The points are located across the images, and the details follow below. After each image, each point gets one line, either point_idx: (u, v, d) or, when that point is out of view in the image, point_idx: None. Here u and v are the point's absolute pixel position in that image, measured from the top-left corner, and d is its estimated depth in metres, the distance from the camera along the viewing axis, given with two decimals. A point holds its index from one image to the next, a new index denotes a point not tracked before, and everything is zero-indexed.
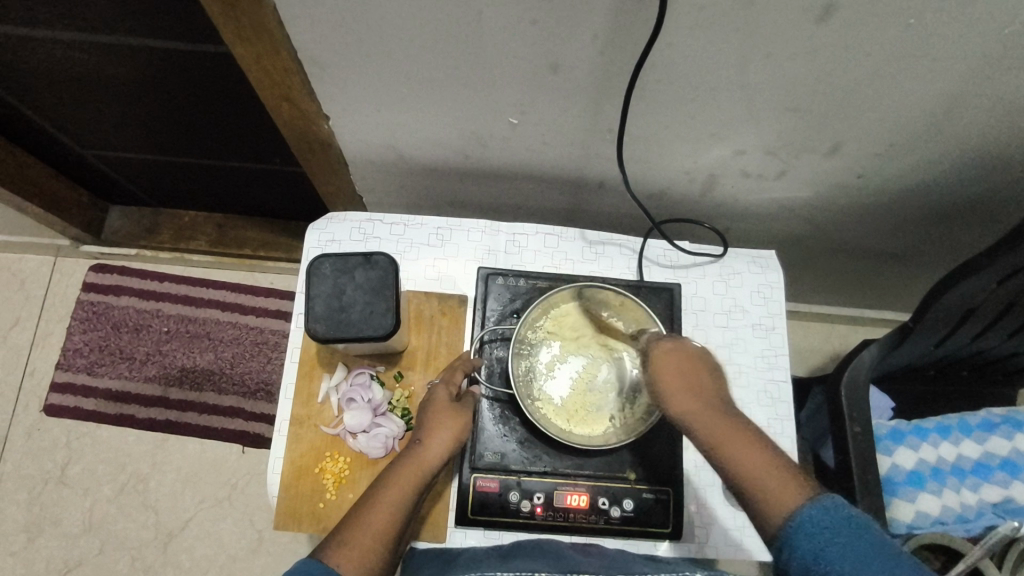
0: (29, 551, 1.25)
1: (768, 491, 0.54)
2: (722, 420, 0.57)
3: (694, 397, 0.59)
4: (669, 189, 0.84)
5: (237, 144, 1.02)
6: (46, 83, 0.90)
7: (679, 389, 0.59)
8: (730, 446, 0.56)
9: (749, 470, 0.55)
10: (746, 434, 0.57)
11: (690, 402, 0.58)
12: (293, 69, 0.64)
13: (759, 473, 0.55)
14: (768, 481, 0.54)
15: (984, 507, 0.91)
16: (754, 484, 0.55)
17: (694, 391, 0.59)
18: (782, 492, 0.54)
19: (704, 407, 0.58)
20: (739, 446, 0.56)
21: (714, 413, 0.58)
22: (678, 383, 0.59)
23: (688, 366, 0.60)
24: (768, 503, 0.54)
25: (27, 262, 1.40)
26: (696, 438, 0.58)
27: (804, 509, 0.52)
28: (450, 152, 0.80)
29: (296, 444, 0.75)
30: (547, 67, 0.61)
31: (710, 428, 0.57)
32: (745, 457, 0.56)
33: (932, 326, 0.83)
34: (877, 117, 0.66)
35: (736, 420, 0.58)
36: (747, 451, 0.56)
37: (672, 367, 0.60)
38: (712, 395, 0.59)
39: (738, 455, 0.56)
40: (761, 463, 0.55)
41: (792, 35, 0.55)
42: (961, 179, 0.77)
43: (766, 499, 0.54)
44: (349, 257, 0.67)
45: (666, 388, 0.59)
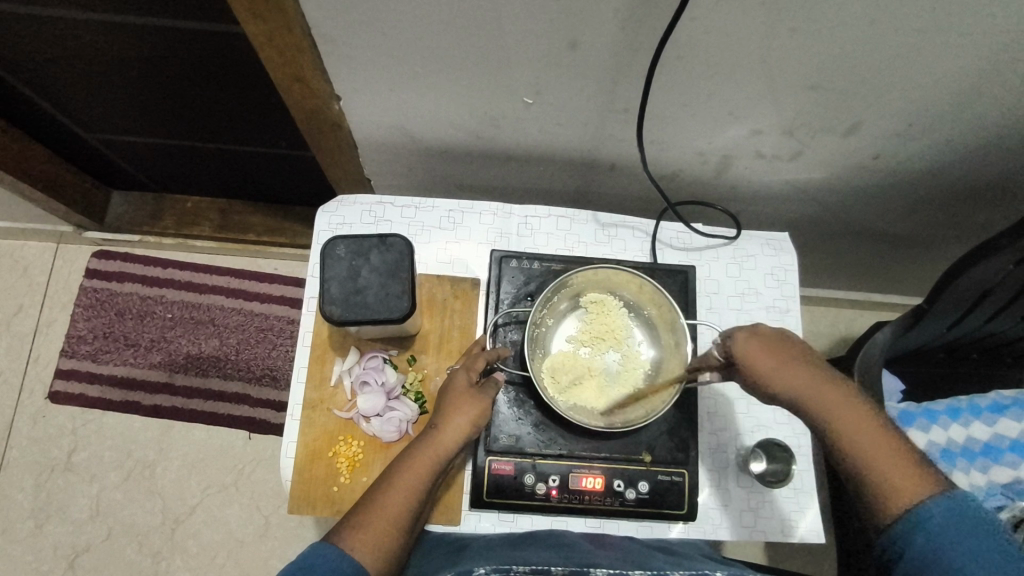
0: (36, 537, 1.25)
1: (891, 476, 0.55)
2: (849, 404, 0.59)
3: (816, 380, 0.60)
4: (682, 170, 0.83)
5: (242, 125, 1.00)
6: (51, 65, 0.89)
7: (799, 371, 0.61)
8: (850, 429, 0.58)
9: (873, 453, 0.57)
10: (871, 421, 0.58)
11: (815, 386, 0.60)
12: (307, 47, 0.63)
13: (884, 459, 0.56)
14: (898, 469, 0.55)
15: (993, 488, 0.91)
16: (875, 469, 0.56)
17: (820, 375, 0.61)
18: (907, 480, 0.55)
19: (828, 390, 0.60)
20: (858, 427, 0.58)
21: (841, 397, 0.60)
22: (792, 365, 0.61)
23: (785, 353, 0.62)
24: (887, 490, 0.55)
25: (29, 248, 1.38)
26: (812, 420, 0.60)
27: (930, 501, 0.53)
28: (462, 134, 0.79)
29: (309, 428, 0.75)
30: (566, 44, 0.60)
31: (833, 413, 0.59)
32: (869, 442, 0.57)
33: (945, 308, 0.83)
34: (898, 94, 0.65)
35: (864, 406, 0.59)
36: (870, 438, 0.58)
37: (763, 352, 0.61)
38: (839, 380, 0.61)
39: (866, 441, 0.57)
40: (886, 452, 0.57)
41: (817, 9, 0.54)
42: (979, 159, 0.76)
43: (888, 485, 0.55)
44: (364, 239, 0.66)
45: (769, 370, 0.61)
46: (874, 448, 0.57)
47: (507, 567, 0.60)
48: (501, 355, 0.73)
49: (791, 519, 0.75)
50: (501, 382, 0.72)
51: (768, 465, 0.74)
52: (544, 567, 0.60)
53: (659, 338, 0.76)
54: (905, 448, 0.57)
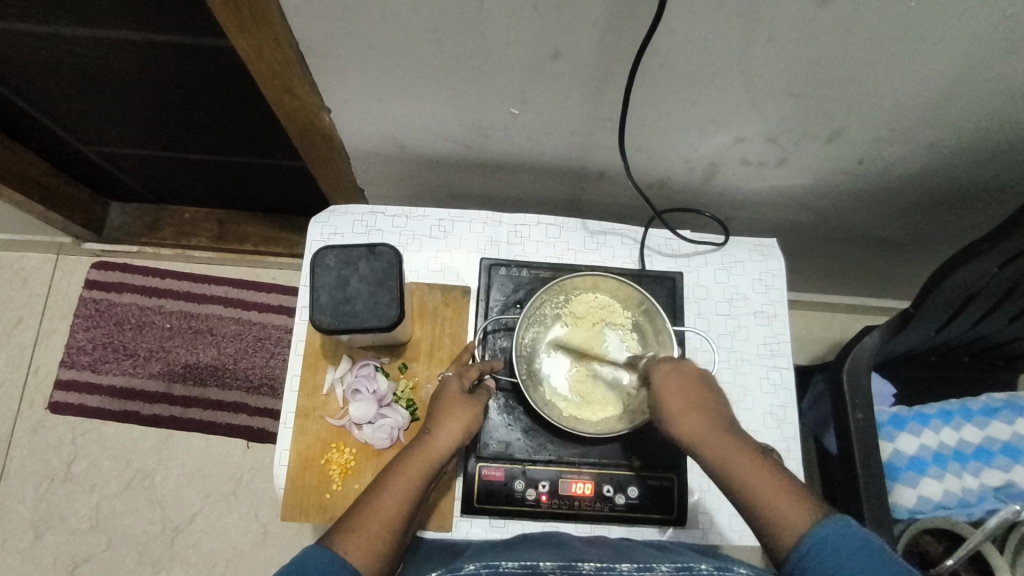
0: (36, 547, 1.26)
1: (777, 512, 0.56)
2: (736, 448, 0.60)
3: (704, 423, 0.61)
4: (670, 177, 0.84)
5: (237, 137, 1.02)
6: (48, 80, 0.91)
7: (694, 416, 0.62)
8: (738, 470, 0.59)
9: (758, 487, 0.57)
10: (763, 467, 0.58)
11: (705, 434, 0.61)
12: (295, 61, 0.64)
13: (768, 494, 0.57)
14: (781, 503, 0.56)
15: (985, 492, 0.92)
16: (765, 510, 0.56)
17: (709, 417, 0.62)
18: (790, 513, 0.55)
19: (718, 435, 0.61)
20: (745, 467, 0.59)
21: (723, 437, 0.61)
22: (685, 407, 0.62)
23: (689, 394, 0.63)
24: (778, 527, 0.55)
25: (29, 260, 1.40)
26: (707, 463, 0.61)
27: (816, 530, 0.53)
28: (451, 144, 0.81)
29: (302, 436, 0.76)
30: (549, 55, 0.61)
31: (722, 456, 0.60)
32: (753, 479, 0.58)
33: (933, 311, 0.83)
34: (877, 101, 0.66)
35: (747, 445, 0.60)
36: (755, 476, 0.58)
37: (674, 390, 0.63)
38: (726, 421, 0.62)
39: (750, 481, 0.58)
40: (770, 487, 0.57)
41: (792, 19, 0.55)
42: (961, 163, 0.77)
43: (778, 528, 0.55)
44: (353, 248, 0.67)
45: (673, 411, 0.62)
46: (759, 489, 0.57)
47: (496, 564, 0.61)
48: (493, 368, 0.74)
49: None
50: (491, 389, 0.74)
51: None
52: (533, 563, 0.61)
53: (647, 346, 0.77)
54: (789, 487, 0.57)
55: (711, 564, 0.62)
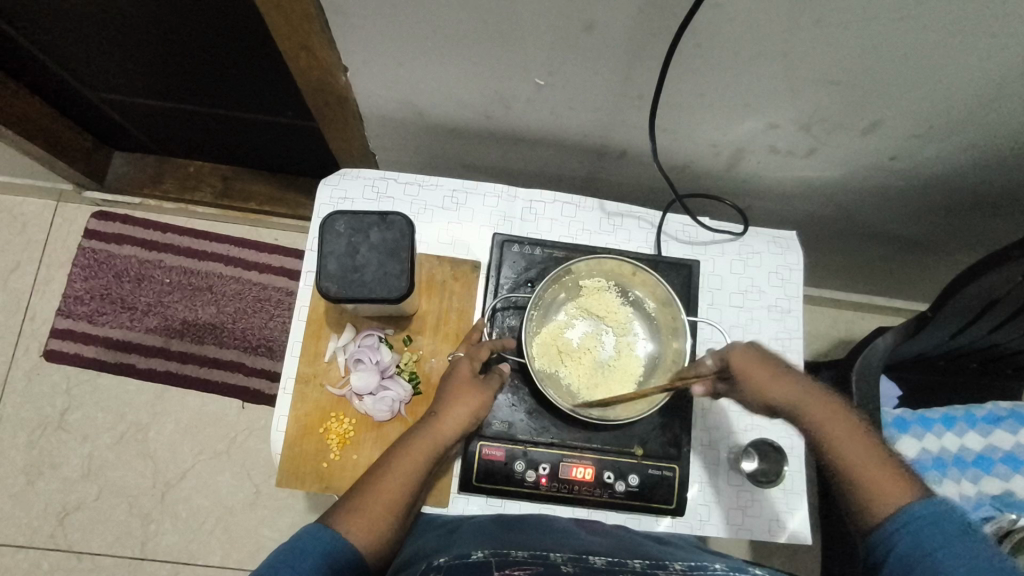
0: (28, 493, 1.26)
1: (877, 484, 0.57)
2: (833, 416, 0.62)
3: (805, 389, 0.63)
4: (693, 161, 0.81)
5: (248, 91, 0.98)
6: (53, 18, 0.87)
7: (790, 386, 0.63)
8: (836, 439, 0.61)
9: (859, 461, 0.59)
10: (864, 438, 0.61)
11: (801, 401, 0.62)
12: (314, 15, 0.61)
13: (864, 463, 0.59)
14: (878, 475, 0.58)
15: (983, 499, 0.90)
16: (862, 480, 0.58)
17: (808, 387, 0.63)
18: (889, 485, 0.57)
19: (815, 403, 0.62)
20: (845, 437, 0.61)
21: (825, 411, 0.62)
22: (785, 378, 0.63)
23: (780, 365, 0.64)
24: (873, 496, 0.57)
25: (29, 205, 1.37)
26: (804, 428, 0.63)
27: (914, 505, 0.55)
28: (470, 112, 0.78)
29: (301, 403, 0.74)
30: (582, 25, 0.58)
31: (823, 423, 0.62)
32: (850, 447, 0.60)
33: (949, 317, 0.81)
34: (919, 95, 0.63)
35: (848, 417, 0.62)
36: (852, 446, 0.60)
37: (760, 359, 0.64)
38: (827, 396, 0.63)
39: (846, 450, 0.60)
40: (871, 463, 0.59)
41: (847, 2, 0.52)
42: (993, 166, 0.75)
43: (873, 495, 0.57)
44: (364, 216, 0.65)
45: (759, 377, 0.63)
46: (856, 452, 0.60)
47: (505, 552, 0.58)
48: (505, 345, 0.73)
49: (779, 518, 0.75)
50: (506, 374, 0.72)
51: (759, 464, 0.75)
52: (543, 553, 0.58)
53: (659, 334, 0.75)
54: (886, 456, 0.59)
55: (725, 562, 0.60)
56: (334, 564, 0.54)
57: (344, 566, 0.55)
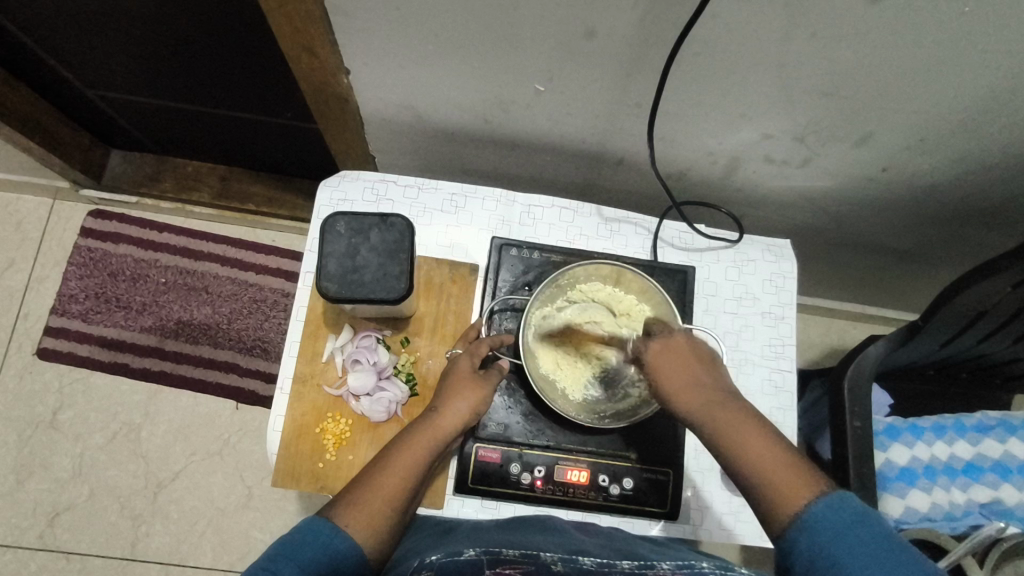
0: (17, 492, 1.25)
1: (783, 488, 0.53)
2: (729, 414, 0.58)
3: (706, 392, 0.59)
4: (689, 169, 0.83)
5: (249, 92, 0.99)
6: (55, 15, 0.87)
7: (690, 389, 0.60)
8: (738, 443, 0.57)
9: (759, 462, 0.55)
10: (758, 432, 0.57)
11: (705, 406, 0.59)
12: (318, 16, 0.62)
13: (769, 466, 0.55)
14: (782, 477, 0.54)
15: (972, 506, 0.92)
16: (766, 483, 0.55)
17: (706, 387, 0.60)
18: (794, 486, 0.53)
19: (711, 403, 0.59)
20: (743, 436, 0.57)
21: (721, 411, 0.58)
22: (685, 382, 0.60)
23: (688, 363, 0.61)
24: (777, 500, 0.53)
25: (25, 203, 1.37)
26: (706, 435, 0.59)
27: (814, 507, 0.52)
28: (470, 117, 0.79)
29: (298, 403, 0.74)
30: (583, 34, 0.59)
31: (721, 425, 0.58)
32: (749, 448, 0.56)
33: (940, 326, 0.82)
34: (911, 108, 0.65)
35: (747, 413, 0.58)
36: (758, 447, 0.56)
37: (667, 362, 0.61)
38: (724, 393, 0.60)
39: (748, 450, 0.56)
40: (773, 463, 0.55)
41: (842, 16, 0.53)
42: (982, 179, 0.77)
43: (777, 500, 0.54)
44: (365, 217, 0.66)
45: (668, 382, 0.60)
46: (755, 451, 0.56)
47: (497, 550, 0.59)
48: (501, 343, 0.74)
49: None
50: (505, 372, 0.72)
51: None
52: (534, 553, 0.58)
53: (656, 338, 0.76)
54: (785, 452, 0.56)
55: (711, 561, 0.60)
56: (336, 557, 0.55)
57: (344, 561, 0.55)
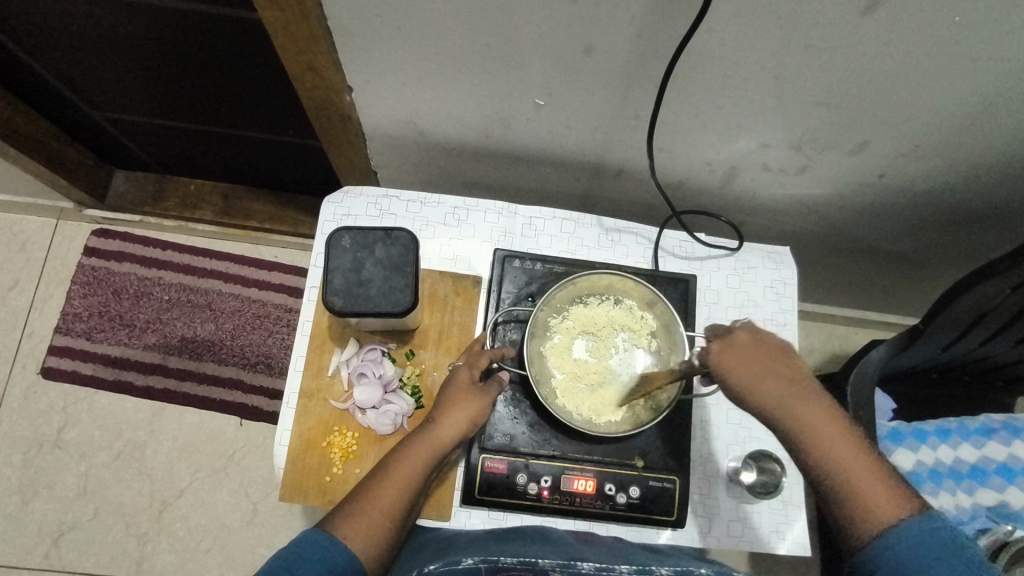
0: (22, 513, 1.25)
1: (872, 494, 0.55)
2: (823, 414, 0.57)
3: (795, 393, 0.58)
4: (687, 179, 0.84)
5: (252, 110, 1.00)
6: (61, 39, 0.88)
7: (784, 387, 0.58)
8: (829, 449, 0.56)
9: (850, 471, 0.56)
10: (852, 439, 0.57)
11: (799, 404, 0.57)
12: (322, 37, 0.63)
13: (857, 476, 0.56)
14: (871, 486, 0.55)
15: (978, 510, 0.92)
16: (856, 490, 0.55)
17: (797, 386, 0.58)
18: (882, 499, 0.55)
19: (805, 402, 0.58)
20: (830, 441, 0.57)
21: (821, 414, 0.57)
22: (773, 378, 0.58)
23: (764, 360, 0.59)
24: (863, 507, 0.55)
25: (29, 223, 1.38)
26: (787, 436, 0.58)
27: (908, 521, 0.54)
28: (471, 132, 0.80)
29: (304, 417, 0.75)
30: (582, 49, 0.60)
31: (814, 430, 0.57)
32: (839, 452, 0.56)
33: (941, 330, 0.83)
34: (905, 116, 0.66)
35: (839, 416, 0.58)
36: (846, 452, 0.56)
37: (742, 361, 0.59)
38: (818, 393, 0.58)
39: (836, 454, 0.56)
40: (864, 470, 0.56)
41: (835, 28, 0.54)
42: (978, 183, 0.78)
43: (866, 504, 0.55)
44: (369, 232, 0.67)
45: (749, 379, 0.58)
46: (844, 457, 0.56)
47: (496, 559, 0.61)
48: (503, 355, 0.74)
49: (779, 530, 0.75)
50: (505, 383, 0.72)
51: (759, 476, 0.75)
52: (533, 560, 0.61)
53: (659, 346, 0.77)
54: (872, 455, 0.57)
55: (714, 567, 0.61)
56: (333, 571, 0.55)
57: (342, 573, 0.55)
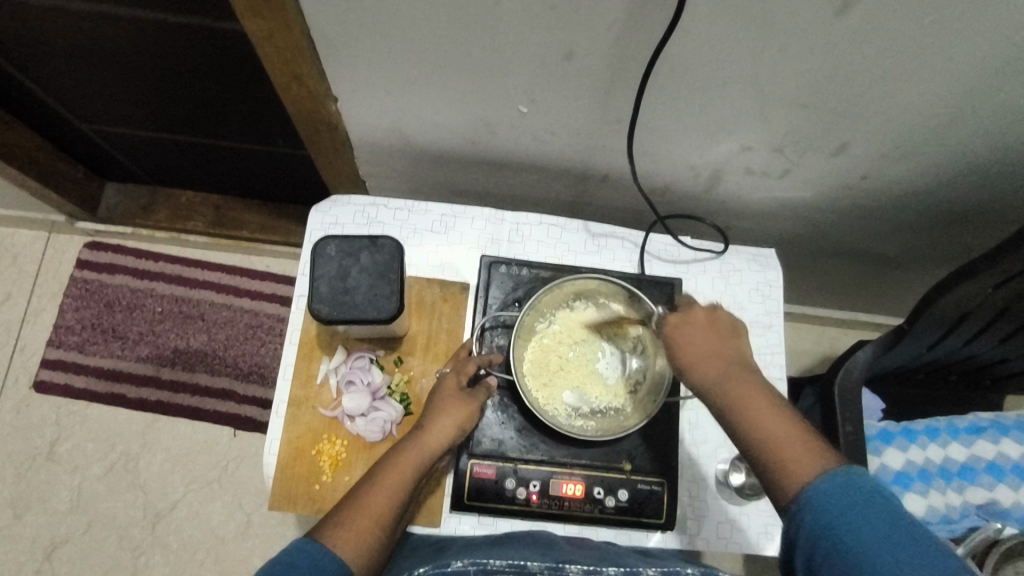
0: (15, 527, 1.24)
1: (788, 456, 0.53)
2: (742, 380, 0.58)
3: (724, 366, 0.59)
4: (672, 183, 0.84)
5: (240, 120, 1.01)
6: (49, 53, 0.89)
7: (707, 355, 0.60)
8: (748, 410, 0.56)
9: (767, 433, 0.55)
10: (772, 403, 0.57)
11: (719, 369, 0.59)
12: (305, 46, 0.63)
13: (781, 439, 0.54)
14: (789, 449, 0.54)
15: (969, 508, 0.92)
16: (773, 452, 0.54)
17: (723, 355, 0.60)
18: (800, 460, 0.53)
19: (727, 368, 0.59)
20: (754, 405, 0.56)
21: (740, 379, 0.58)
22: (703, 349, 0.60)
23: (705, 334, 0.61)
24: (781, 468, 0.53)
25: (21, 237, 1.38)
26: (712, 398, 0.59)
27: (821, 480, 0.51)
28: (456, 139, 0.80)
29: (293, 426, 0.75)
30: (562, 55, 0.61)
31: (731, 393, 0.58)
32: (758, 415, 0.56)
33: (926, 329, 0.84)
34: (882, 117, 0.67)
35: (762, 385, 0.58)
36: (767, 416, 0.56)
37: (683, 334, 0.62)
38: (744, 363, 0.60)
39: (756, 415, 0.56)
40: (783, 434, 0.55)
41: (808, 32, 0.55)
42: (959, 183, 0.78)
43: (782, 465, 0.53)
44: (354, 239, 0.67)
45: (681, 348, 0.61)
46: (765, 420, 0.56)
47: (485, 562, 0.62)
48: (490, 361, 0.74)
49: (769, 532, 0.76)
50: (493, 390, 0.73)
51: (748, 477, 0.75)
52: (522, 562, 0.61)
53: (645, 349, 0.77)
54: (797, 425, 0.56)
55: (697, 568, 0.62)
56: None
57: None
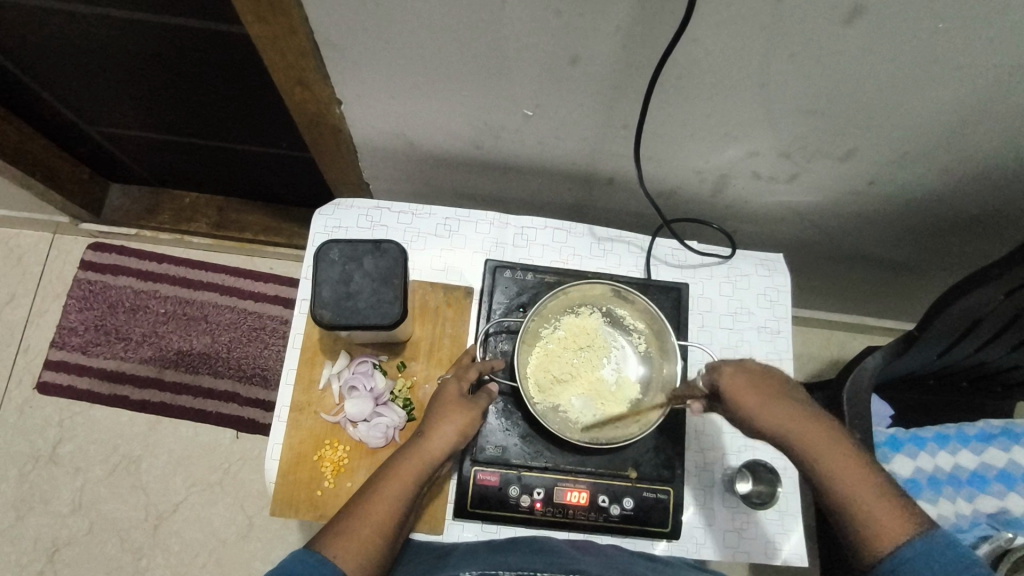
0: (17, 528, 1.24)
1: (877, 517, 0.55)
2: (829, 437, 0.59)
3: (800, 421, 0.60)
4: (679, 188, 0.83)
5: (245, 123, 1.00)
6: (53, 55, 0.89)
7: (787, 410, 0.61)
8: (835, 470, 0.58)
9: (857, 494, 0.57)
10: (855, 461, 0.58)
11: (797, 426, 0.60)
12: (308, 50, 0.63)
13: (866, 498, 0.56)
14: (879, 510, 0.56)
15: (978, 518, 0.91)
16: (862, 514, 0.56)
17: (802, 411, 0.61)
18: (893, 520, 0.55)
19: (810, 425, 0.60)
20: (844, 465, 0.58)
21: (825, 436, 0.59)
22: (780, 403, 0.61)
23: (772, 389, 0.62)
24: (873, 531, 0.55)
25: (24, 237, 1.38)
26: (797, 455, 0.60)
27: (909, 544, 0.54)
28: (460, 142, 0.80)
29: (295, 431, 0.74)
30: (568, 59, 0.60)
31: (816, 450, 0.59)
32: (849, 476, 0.57)
33: (936, 336, 0.82)
34: (893, 122, 0.66)
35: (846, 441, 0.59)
36: (854, 475, 0.58)
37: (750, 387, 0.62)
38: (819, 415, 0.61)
39: (846, 479, 0.57)
40: (872, 494, 0.57)
41: (820, 36, 0.54)
42: (970, 189, 0.77)
43: (874, 527, 0.55)
44: (358, 244, 0.66)
45: (753, 404, 0.61)
46: (852, 480, 0.57)
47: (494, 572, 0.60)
48: (492, 368, 0.73)
49: (775, 541, 0.75)
50: (496, 395, 0.72)
51: (754, 486, 0.75)
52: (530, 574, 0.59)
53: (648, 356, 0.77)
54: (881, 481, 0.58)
55: None
56: None
57: None
